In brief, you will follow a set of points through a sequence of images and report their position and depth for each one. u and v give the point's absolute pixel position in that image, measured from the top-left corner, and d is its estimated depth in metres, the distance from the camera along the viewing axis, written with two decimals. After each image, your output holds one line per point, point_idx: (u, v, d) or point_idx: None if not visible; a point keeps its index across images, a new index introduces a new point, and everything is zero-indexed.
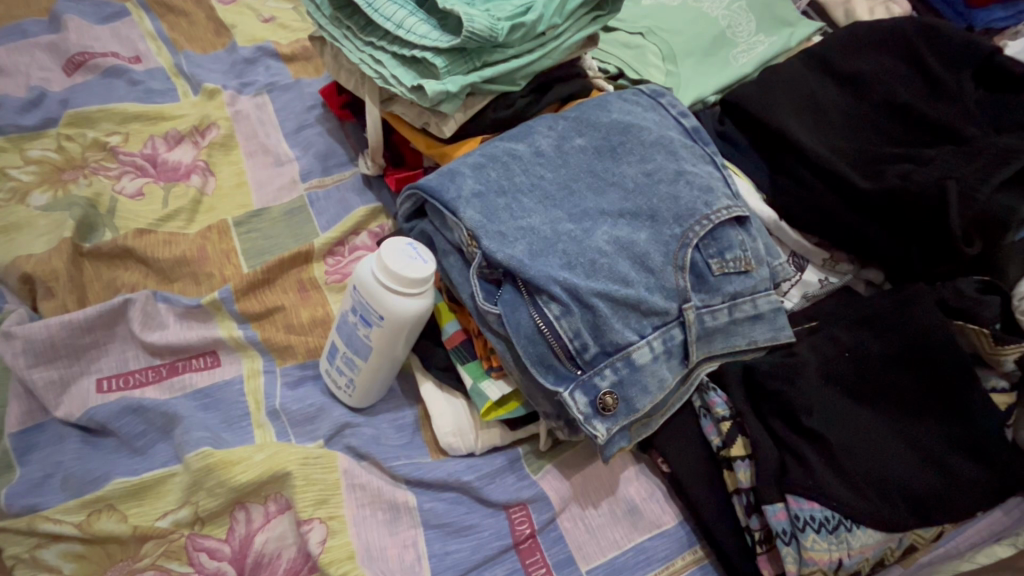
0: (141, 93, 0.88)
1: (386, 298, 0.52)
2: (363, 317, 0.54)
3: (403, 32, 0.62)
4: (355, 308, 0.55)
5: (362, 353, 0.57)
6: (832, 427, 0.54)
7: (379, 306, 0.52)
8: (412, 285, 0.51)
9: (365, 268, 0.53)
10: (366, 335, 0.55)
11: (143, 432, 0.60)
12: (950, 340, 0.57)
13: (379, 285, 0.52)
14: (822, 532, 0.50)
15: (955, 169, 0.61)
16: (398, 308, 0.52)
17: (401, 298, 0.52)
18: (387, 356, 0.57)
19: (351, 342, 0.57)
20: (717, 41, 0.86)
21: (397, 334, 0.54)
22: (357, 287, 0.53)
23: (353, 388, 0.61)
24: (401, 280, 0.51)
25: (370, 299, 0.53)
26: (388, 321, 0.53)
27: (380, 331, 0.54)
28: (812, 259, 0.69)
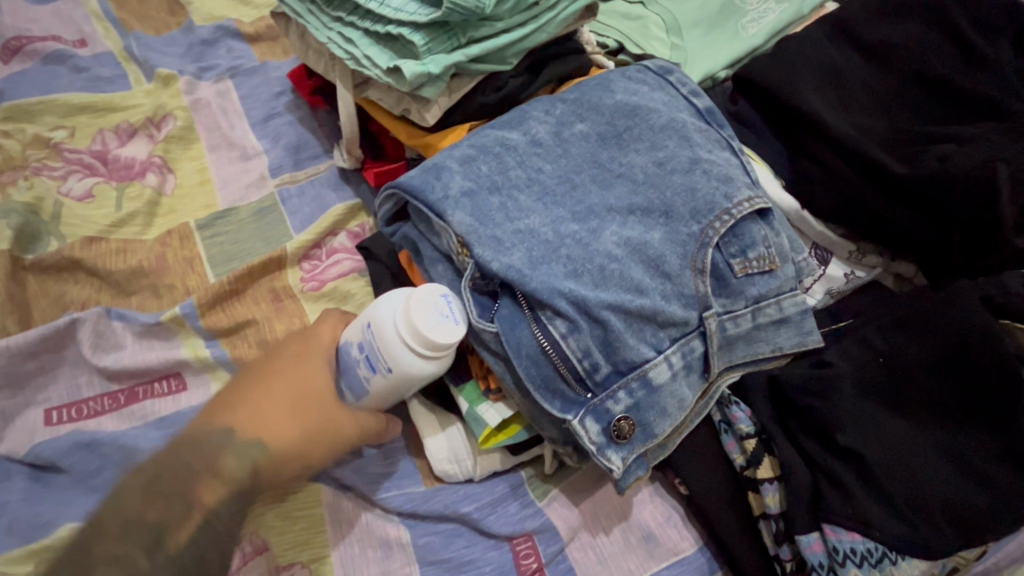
0: (86, 82, 0.79)
1: (397, 352, 0.45)
2: (367, 361, 0.47)
3: (375, 5, 0.54)
4: (361, 347, 0.48)
5: (359, 393, 0.51)
6: (869, 445, 0.49)
7: (388, 358, 0.45)
8: (432, 348, 0.44)
9: (384, 308, 0.46)
10: (366, 381, 0.49)
11: (99, 469, 0.53)
12: (996, 343, 0.51)
13: (396, 334, 0.45)
14: (865, 567, 0.45)
15: (1001, 149, 0.55)
16: (410, 369, 0.45)
17: (414, 359, 0.45)
18: (385, 402, 0.51)
19: (349, 378, 0.51)
20: (725, 9, 0.78)
21: (403, 391, 0.48)
22: (373, 325, 0.46)
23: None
24: (424, 338, 0.44)
25: (380, 345, 0.45)
26: (394, 377, 0.46)
27: (381, 383, 0.47)
28: (837, 251, 0.63)
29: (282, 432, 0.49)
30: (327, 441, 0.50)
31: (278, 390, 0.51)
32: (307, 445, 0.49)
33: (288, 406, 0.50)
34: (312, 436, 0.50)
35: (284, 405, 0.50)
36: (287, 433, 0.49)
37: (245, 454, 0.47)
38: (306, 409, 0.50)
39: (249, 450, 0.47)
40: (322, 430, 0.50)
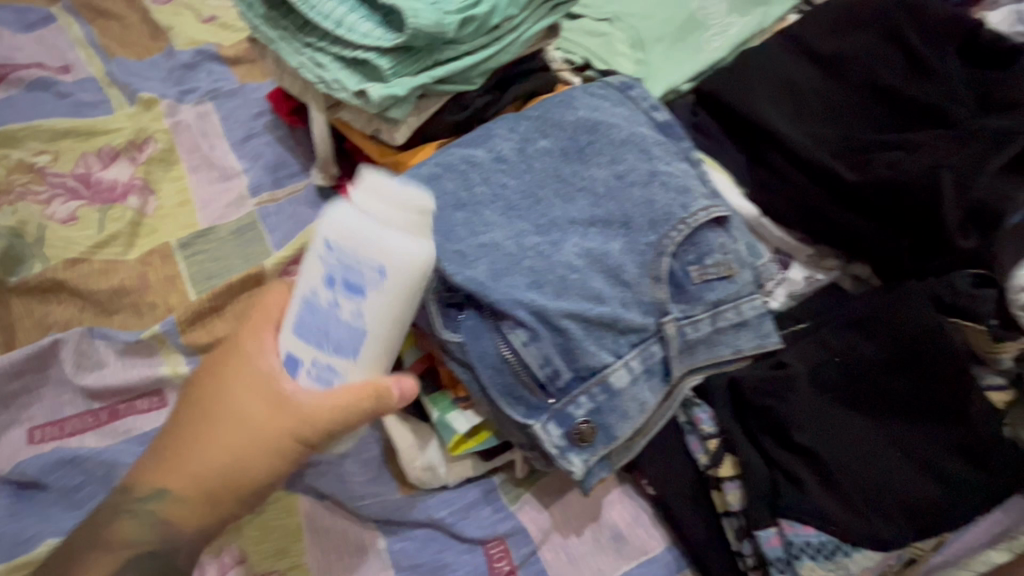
0: (70, 107, 0.81)
1: (381, 239, 0.39)
2: (346, 286, 0.41)
3: (343, 31, 0.56)
4: (333, 278, 0.41)
5: (351, 342, 0.42)
6: (825, 443, 0.51)
7: (375, 253, 0.39)
8: (413, 214, 0.39)
9: (339, 217, 0.40)
10: (354, 311, 0.41)
11: (81, 485, 0.55)
12: (946, 341, 0.53)
13: (368, 223, 0.39)
14: (819, 559, 0.47)
15: (944, 157, 0.57)
16: (400, 253, 0.39)
17: (399, 236, 0.39)
18: (386, 340, 0.43)
19: (327, 336, 0.42)
20: (688, 24, 0.81)
21: (402, 296, 0.41)
22: (335, 242, 0.40)
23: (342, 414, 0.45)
24: (398, 207, 0.39)
25: (358, 248, 0.39)
26: (388, 268, 0.40)
27: (375, 293, 0.40)
28: (797, 255, 0.65)
29: (225, 466, 0.45)
30: (278, 459, 0.45)
31: (221, 413, 0.46)
32: (262, 466, 0.45)
33: (232, 436, 0.45)
34: (263, 458, 0.45)
35: (205, 440, 0.46)
36: (233, 464, 0.45)
37: (198, 495, 0.46)
38: (247, 432, 0.45)
39: (166, 497, 0.46)
40: (269, 447, 0.45)
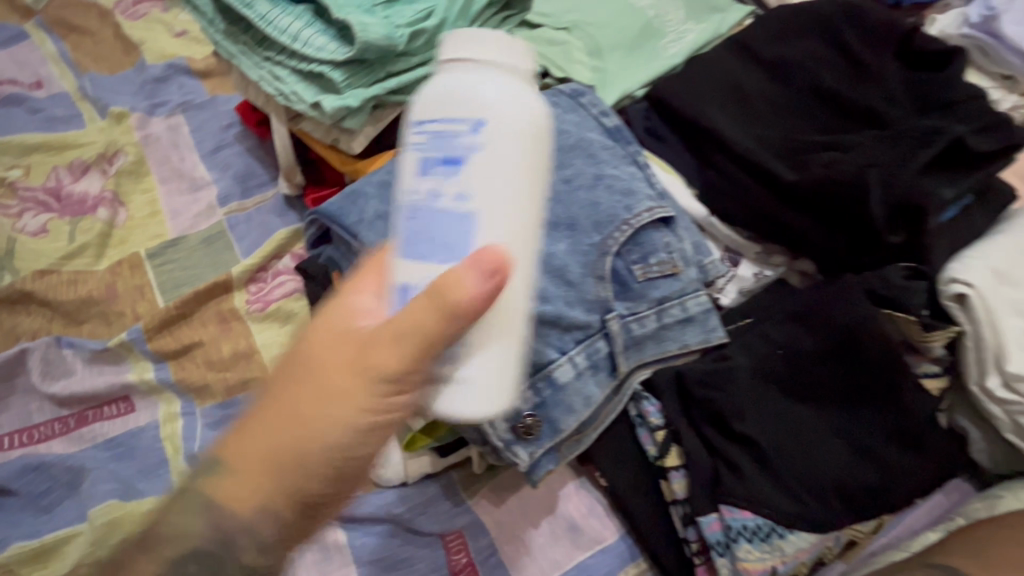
0: (42, 122, 0.83)
1: (474, 90, 0.38)
2: (445, 159, 0.38)
3: (299, 45, 0.58)
4: (429, 163, 0.38)
5: (462, 227, 0.37)
6: (764, 431, 0.53)
7: (471, 105, 0.38)
8: (510, 57, 0.39)
9: (427, 96, 0.40)
10: (461, 183, 0.37)
11: (48, 490, 0.56)
12: (879, 331, 0.55)
13: (459, 81, 0.39)
14: (755, 541, 0.49)
15: (875, 155, 0.59)
16: (498, 104, 0.38)
17: (494, 78, 0.38)
18: (496, 212, 0.38)
19: (430, 240, 0.38)
20: (646, 31, 0.83)
21: (513, 147, 0.38)
22: (432, 120, 0.39)
23: (469, 335, 0.38)
24: (486, 54, 0.39)
25: (450, 112, 0.39)
26: (486, 115, 0.38)
27: (483, 150, 0.38)
28: (746, 253, 0.68)
29: (289, 436, 0.35)
30: (358, 416, 0.35)
31: (290, 370, 0.37)
32: (339, 427, 0.35)
33: (301, 397, 0.35)
34: (338, 417, 0.35)
35: (307, 388, 0.35)
36: (308, 432, 0.35)
37: (268, 480, 0.35)
38: (327, 384, 0.35)
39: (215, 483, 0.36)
40: (344, 399, 0.35)
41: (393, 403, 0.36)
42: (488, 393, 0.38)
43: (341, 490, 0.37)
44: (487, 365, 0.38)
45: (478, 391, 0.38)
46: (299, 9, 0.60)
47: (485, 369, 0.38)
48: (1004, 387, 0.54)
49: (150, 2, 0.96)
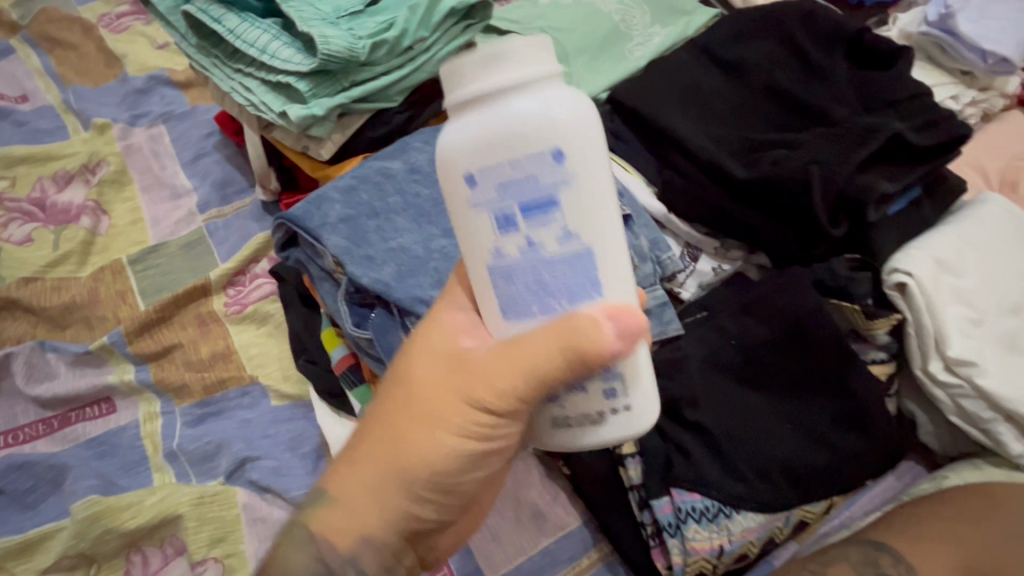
0: (28, 135, 0.85)
1: (534, 117, 0.32)
2: (533, 206, 0.34)
3: (266, 57, 0.61)
4: (513, 217, 0.34)
5: (582, 269, 0.35)
6: (714, 417, 0.56)
7: (538, 137, 0.33)
8: (546, 63, 0.33)
9: (464, 144, 0.33)
10: (567, 224, 0.34)
11: (32, 487, 0.59)
12: (826, 319, 0.58)
13: (508, 114, 0.32)
14: (703, 522, 0.52)
15: (820, 151, 0.61)
16: (568, 131, 0.33)
17: (547, 94, 0.33)
18: (609, 237, 0.35)
19: (547, 291, 0.35)
20: (611, 36, 0.85)
21: (597, 160, 0.34)
22: (482, 170, 0.34)
23: (619, 369, 0.36)
24: (530, 72, 0.32)
25: (514, 153, 0.33)
26: (565, 140, 0.33)
27: (576, 180, 0.34)
28: (705, 248, 0.70)
29: (394, 462, 0.39)
30: (462, 442, 0.39)
31: (401, 406, 0.40)
32: (442, 453, 0.39)
33: (408, 429, 0.39)
34: (441, 445, 0.39)
35: (427, 425, 0.39)
36: (415, 460, 0.39)
37: (378, 503, 0.39)
38: (442, 418, 0.39)
39: (340, 505, 0.40)
40: (449, 428, 0.39)
41: (493, 431, 0.39)
42: (645, 411, 0.37)
43: (441, 508, 0.41)
44: (647, 382, 0.38)
45: (645, 410, 0.37)
46: (266, 23, 0.62)
47: (644, 388, 0.37)
48: (946, 371, 0.56)
49: (133, 15, 0.99)
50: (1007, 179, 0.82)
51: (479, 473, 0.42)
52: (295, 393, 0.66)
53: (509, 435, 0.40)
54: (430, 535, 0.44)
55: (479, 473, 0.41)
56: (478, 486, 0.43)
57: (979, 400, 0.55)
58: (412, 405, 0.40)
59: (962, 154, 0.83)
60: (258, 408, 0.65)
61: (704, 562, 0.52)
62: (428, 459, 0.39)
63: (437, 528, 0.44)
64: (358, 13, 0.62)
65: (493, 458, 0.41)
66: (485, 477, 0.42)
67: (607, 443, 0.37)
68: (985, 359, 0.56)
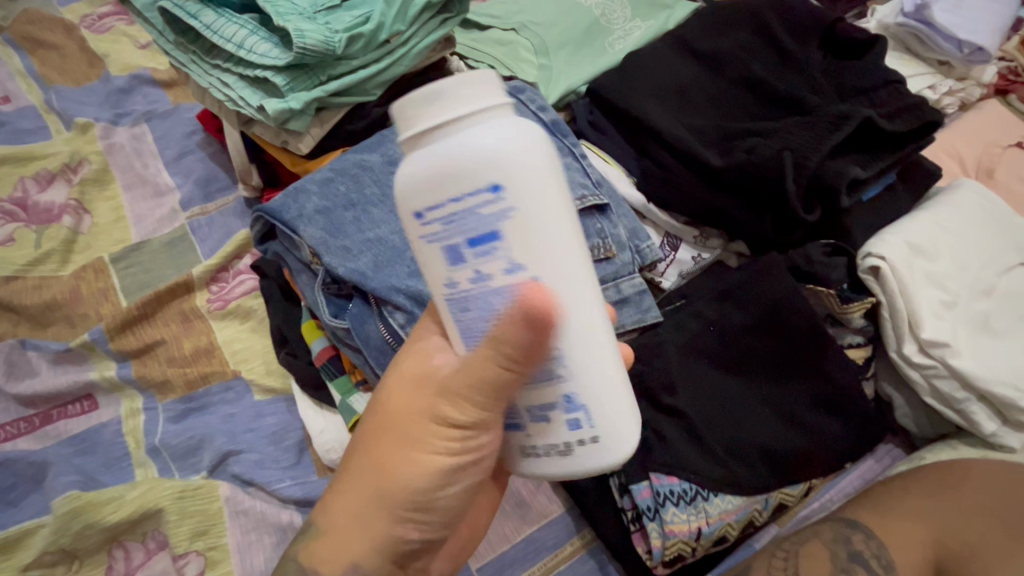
0: (9, 135, 0.85)
1: (472, 152, 0.30)
2: (478, 241, 0.32)
3: (243, 52, 0.61)
4: (460, 252, 0.32)
5: (537, 302, 0.32)
6: (691, 403, 0.57)
7: (477, 172, 0.30)
8: (482, 94, 0.31)
9: (407, 183, 0.32)
10: (514, 258, 0.31)
11: (13, 485, 0.59)
12: (801, 304, 0.58)
13: (446, 151, 0.30)
14: (681, 505, 0.53)
15: (793, 139, 0.62)
16: (509, 161, 0.30)
17: (484, 126, 0.30)
18: (561, 269, 0.32)
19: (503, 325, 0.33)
20: (591, 31, 0.85)
21: (546, 189, 0.31)
22: (430, 211, 0.32)
23: (584, 405, 0.34)
24: (471, 104, 0.30)
25: (457, 190, 0.31)
26: (505, 174, 0.30)
27: (519, 213, 0.31)
28: (684, 237, 0.71)
29: (373, 488, 0.39)
30: (438, 458, 0.39)
31: (379, 428, 0.40)
32: (420, 473, 0.39)
33: (385, 453, 0.40)
34: (418, 463, 0.39)
35: (404, 444, 0.39)
36: (395, 483, 0.39)
37: (365, 530, 0.40)
38: (417, 435, 0.39)
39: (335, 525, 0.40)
40: (424, 447, 0.39)
41: (465, 445, 0.38)
42: (616, 442, 0.35)
43: (430, 527, 0.42)
44: (617, 417, 0.35)
45: (614, 444, 0.35)
46: (243, 18, 0.62)
47: (614, 424, 0.35)
48: (920, 353, 0.57)
49: (115, 16, 1.00)
50: (984, 166, 0.82)
51: (463, 487, 0.41)
52: (278, 387, 0.67)
53: (485, 448, 0.39)
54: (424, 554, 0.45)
55: (463, 486, 0.41)
56: (465, 500, 0.42)
57: (953, 380, 0.56)
58: (390, 427, 0.40)
59: (938, 143, 0.84)
60: (241, 403, 0.66)
61: (683, 544, 0.52)
62: (408, 477, 0.39)
63: (429, 545, 0.44)
64: (335, 7, 0.63)
65: (475, 471, 0.40)
66: (470, 490, 0.42)
67: (577, 474, 0.36)
68: (958, 341, 0.57)
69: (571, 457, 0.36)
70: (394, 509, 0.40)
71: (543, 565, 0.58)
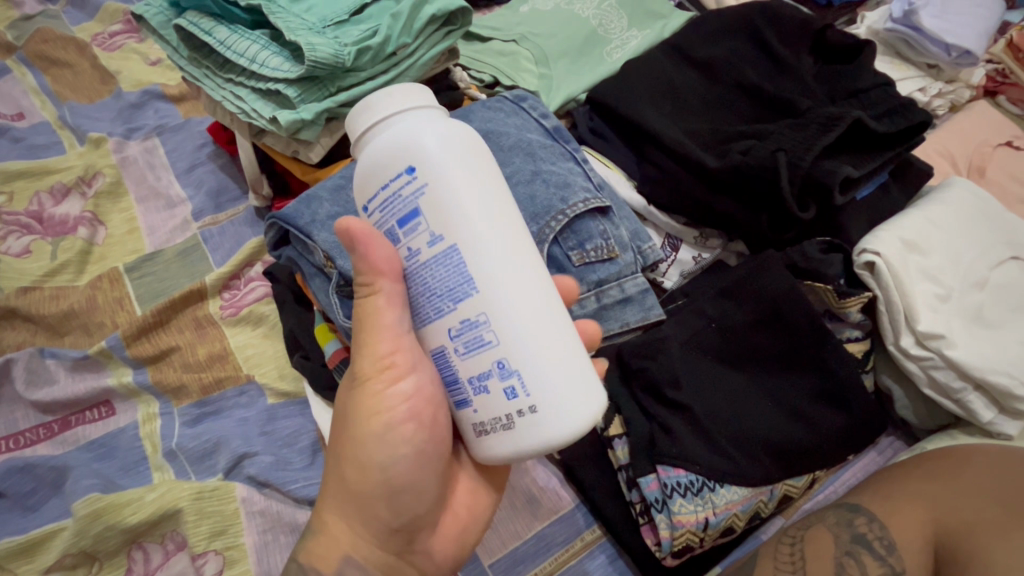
0: (24, 150, 0.87)
1: (390, 143, 0.35)
2: (402, 219, 0.35)
3: (256, 66, 0.63)
4: (391, 233, 0.36)
5: (455, 266, 0.34)
6: (694, 397, 0.58)
7: (396, 159, 0.35)
8: (400, 99, 0.36)
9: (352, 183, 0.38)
10: (432, 228, 0.34)
11: (34, 490, 0.60)
12: (799, 299, 0.60)
13: (371, 148, 0.36)
14: (688, 496, 0.54)
15: (787, 140, 0.64)
16: (422, 146, 0.34)
17: (400, 122, 0.35)
18: (479, 235, 0.34)
19: (435, 295, 0.36)
20: (590, 40, 0.87)
21: (455, 163, 0.34)
22: (369, 205, 0.37)
23: (515, 369, 0.34)
24: (392, 107, 0.36)
25: (383, 179, 0.35)
26: (416, 156, 0.34)
27: (431, 186, 0.34)
28: (685, 238, 0.73)
29: (335, 468, 0.43)
30: (367, 422, 0.41)
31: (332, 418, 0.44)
32: (363, 443, 0.41)
33: (338, 438, 0.43)
34: (355, 433, 0.42)
35: (344, 424, 0.43)
36: (348, 461, 0.42)
37: (344, 517, 0.43)
38: (350, 411, 0.42)
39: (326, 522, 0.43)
40: (358, 419, 0.42)
41: (386, 399, 0.41)
42: (551, 399, 0.34)
43: (403, 499, 0.43)
44: (554, 380, 0.34)
45: (556, 410, 0.34)
46: (255, 34, 0.65)
47: (550, 387, 0.34)
48: (918, 345, 0.59)
49: (125, 34, 1.03)
50: (975, 165, 0.85)
51: (408, 448, 0.42)
52: (292, 391, 0.68)
53: (407, 396, 0.41)
54: (416, 533, 0.45)
55: (410, 447, 0.42)
56: (424, 463, 0.43)
57: (950, 370, 0.58)
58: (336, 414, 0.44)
59: (930, 143, 0.86)
60: (255, 407, 0.67)
61: (691, 535, 0.54)
62: (356, 453, 0.42)
63: (419, 522, 0.45)
64: (343, 22, 0.65)
65: (412, 425, 0.41)
66: (421, 451, 0.42)
67: (523, 446, 0.35)
68: (953, 332, 0.58)
69: (515, 431, 0.35)
70: (356, 486, 0.42)
71: (553, 560, 0.59)
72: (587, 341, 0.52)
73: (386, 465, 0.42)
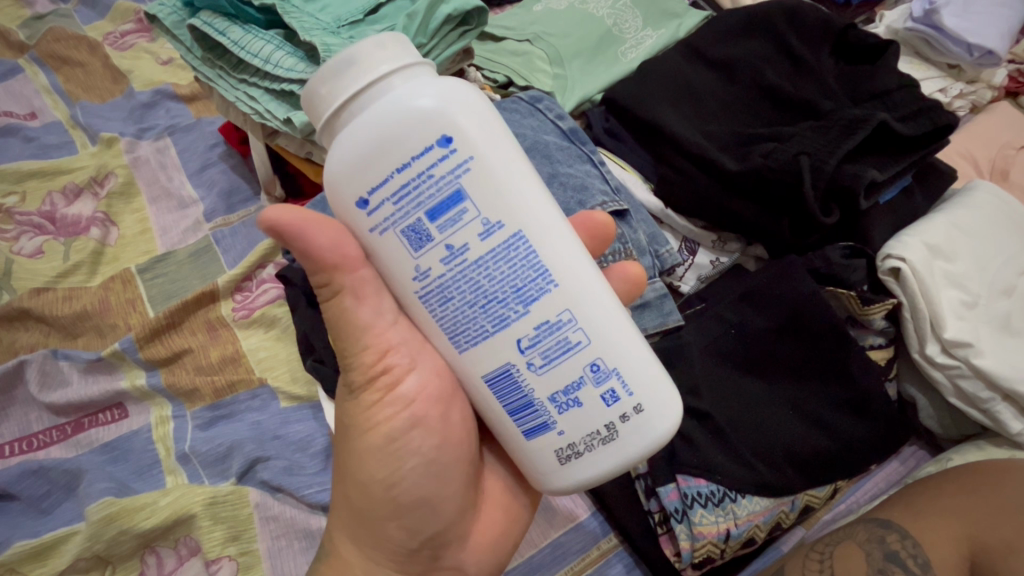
0: (35, 149, 0.86)
1: (402, 112, 0.32)
2: (441, 209, 0.33)
3: (270, 67, 0.62)
4: (422, 227, 0.34)
5: (516, 255, 0.34)
6: (719, 406, 0.57)
7: (415, 133, 0.33)
8: (393, 55, 0.33)
9: (347, 165, 0.34)
10: (487, 217, 0.33)
11: (47, 493, 0.59)
12: (823, 305, 0.59)
13: (375, 117, 0.33)
14: (709, 506, 0.53)
15: (808, 143, 0.63)
16: (429, 106, 0.32)
17: (403, 81, 0.33)
18: (542, 222, 0.34)
19: (497, 302, 0.34)
20: (604, 39, 0.86)
21: (491, 133, 0.34)
22: (370, 191, 0.34)
23: (612, 368, 0.34)
24: (381, 64, 0.33)
25: (401, 159, 0.33)
26: (449, 126, 0.33)
27: (476, 162, 0.33)
28: (703, 242, 0.72)
29: (345, 493, 0.42)
30: (365, 438, 0.40)
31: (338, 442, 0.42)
32: (362, 460, 0.40)
33: (343, 462, 0.42)
34: (360, 452, 0.40)
35: (349, 446, 0.41)
36: (353, 483, 0.41)
37: (355, 541, 0.43)
38: (350, 432, 0.41)
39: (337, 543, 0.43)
40: (356, 433, 0.40)
41: (384, 408, 0.40)
42: (654, 394, 0.35)
43: (417, 517, 0.42)
44: (648, 375, 0.35)
45: (659, 403, 0.35)
46: (269, 34, 0.64)
47: (646, 381, 0.35)
48: (943, 353, 0.58)
49: (137, 33, 1.02)
50: (997, 168, 0.83)
51: (415, 460, 0.40)
52: (304, 395, 0.68)
53: (408, 399, 0.40)
54: (440, 549, 0.44)
55: (417, 457, 0.40)
56: (435, 481, 0.42)
57: (977, 380, 0.56)
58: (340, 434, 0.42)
59: (952, 145, 0.85)
60: (268, 410, 0.67)
61: (712, 546, 0.53)
62: (365, 475, 0.40)
63: (441, 539, 0.44)
64: (358, 22, 0.64)
65: (417, 433, 0.40)
66: (432, 465, 0.41)
67: (630, 452, 0.35)
68: (981, 340, 0.57)
69: (618, 440, 0.35)
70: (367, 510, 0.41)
71: (569, 569, 0.58)
72: (631, 281, 0.50)
73: (394, 487, 0.40)
